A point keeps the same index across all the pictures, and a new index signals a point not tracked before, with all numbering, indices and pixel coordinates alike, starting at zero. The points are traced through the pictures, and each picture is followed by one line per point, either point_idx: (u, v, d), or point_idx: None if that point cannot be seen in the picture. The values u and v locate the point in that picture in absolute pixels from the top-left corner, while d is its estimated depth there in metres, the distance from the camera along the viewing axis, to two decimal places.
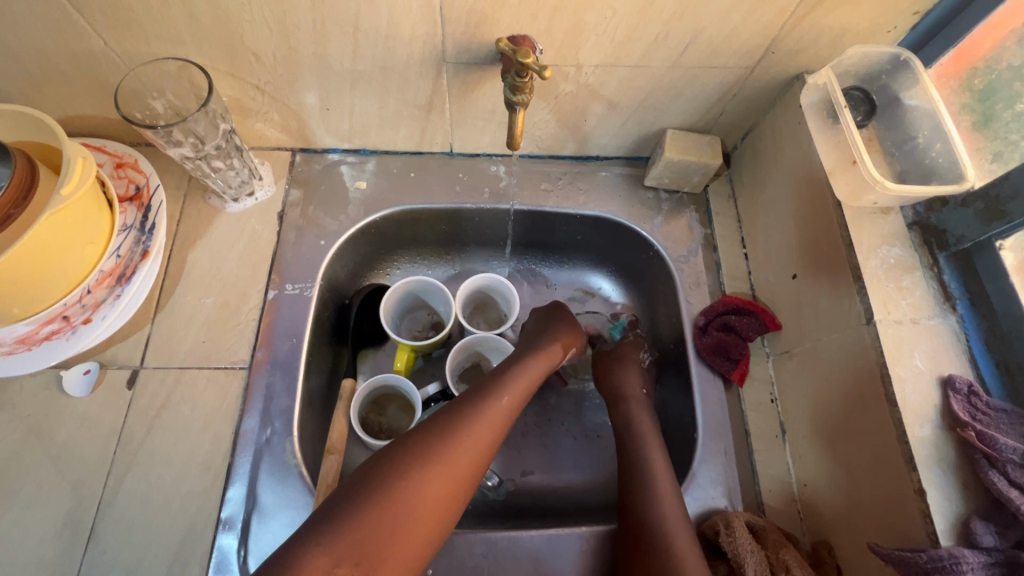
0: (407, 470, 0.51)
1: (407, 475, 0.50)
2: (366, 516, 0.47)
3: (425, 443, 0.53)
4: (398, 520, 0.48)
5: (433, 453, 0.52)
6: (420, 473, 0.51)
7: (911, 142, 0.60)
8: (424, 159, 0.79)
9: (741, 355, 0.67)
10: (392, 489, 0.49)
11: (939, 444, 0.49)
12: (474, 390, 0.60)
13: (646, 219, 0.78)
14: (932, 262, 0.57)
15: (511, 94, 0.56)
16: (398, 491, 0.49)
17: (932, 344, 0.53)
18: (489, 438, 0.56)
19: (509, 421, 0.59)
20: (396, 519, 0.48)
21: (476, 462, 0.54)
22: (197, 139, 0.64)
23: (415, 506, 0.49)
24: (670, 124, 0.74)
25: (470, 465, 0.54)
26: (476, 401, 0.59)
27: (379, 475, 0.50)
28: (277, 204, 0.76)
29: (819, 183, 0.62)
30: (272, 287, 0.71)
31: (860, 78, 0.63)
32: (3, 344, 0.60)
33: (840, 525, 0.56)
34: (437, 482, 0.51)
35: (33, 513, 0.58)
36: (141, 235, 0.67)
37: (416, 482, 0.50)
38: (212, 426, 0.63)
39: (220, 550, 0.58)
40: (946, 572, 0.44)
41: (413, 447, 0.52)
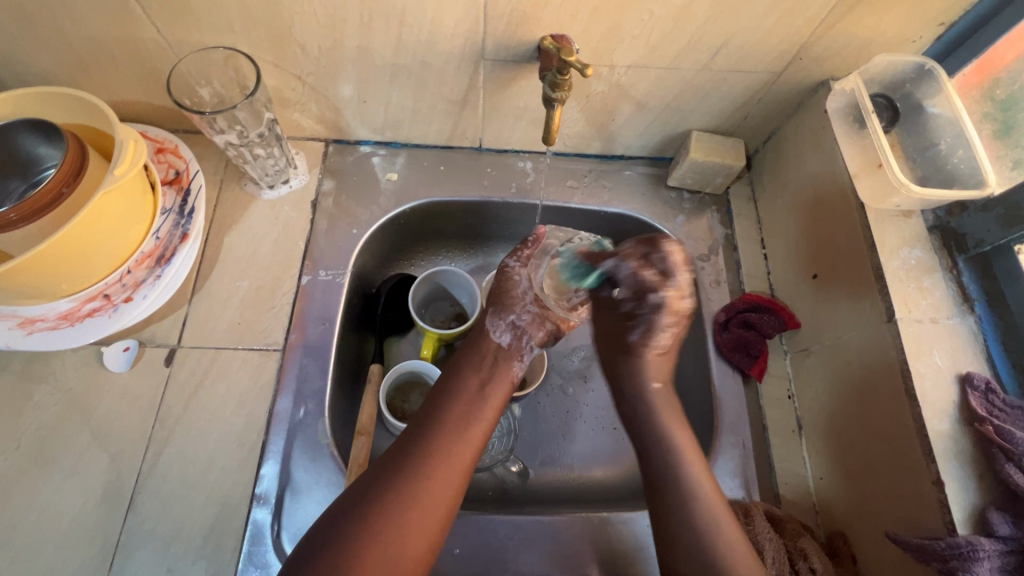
0: (371, 502, 0.50)
1: (371, 506, 0.50)
2: (340, 552, 0.48)
3: (383, 469, 0.53)
4: (368, 553, 0.48)
5: (391, 480, 0.52)
6: (383, 502, 0.50)
7: (933, 148, 0.62)
8: (454, 153, 0.81)
9: (761, 352, 0.69)
10: (359, 523, 0.49)
11: (957, 438, 0.51)
12: (427, 403, 0.59)
13: (668, 218, 0.80)
14: (952, 264, 0.59)
15: (551, 91, 0.59)
16: (363, 524, 0.49)
17: (951, 343, 0.55)
18: (450, 448, 0.55)
19: (469, 427, 0.57)
20: (365, 552, 0.48)
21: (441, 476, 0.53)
22: (241, 128, 0.67)
23: (382, 536, 0.49)
24: (695, 126, 0.76)
25: (434, 482, 0.53)
26: (431, 414, 0.58)
27: (345, 510, 0.50)
28: (310, 193, 0.78)
29: (841, 185, 0.64)
30: (305, 273, 0.73)
31: (885, 86, 0.64)
32: (47, 319, 0.61)
33: (855, 517, 0.58)
34: (399, 506, 0.50)
35: (74, 483, 0.60)
36: (180, 218, 0.69)
37: (379, 512, 0.50)
38: (247, 405, 0.65)
39: (254, 523, 0.60)
40: (964, 559, 0.45)
41: (376, 474, 0.53)
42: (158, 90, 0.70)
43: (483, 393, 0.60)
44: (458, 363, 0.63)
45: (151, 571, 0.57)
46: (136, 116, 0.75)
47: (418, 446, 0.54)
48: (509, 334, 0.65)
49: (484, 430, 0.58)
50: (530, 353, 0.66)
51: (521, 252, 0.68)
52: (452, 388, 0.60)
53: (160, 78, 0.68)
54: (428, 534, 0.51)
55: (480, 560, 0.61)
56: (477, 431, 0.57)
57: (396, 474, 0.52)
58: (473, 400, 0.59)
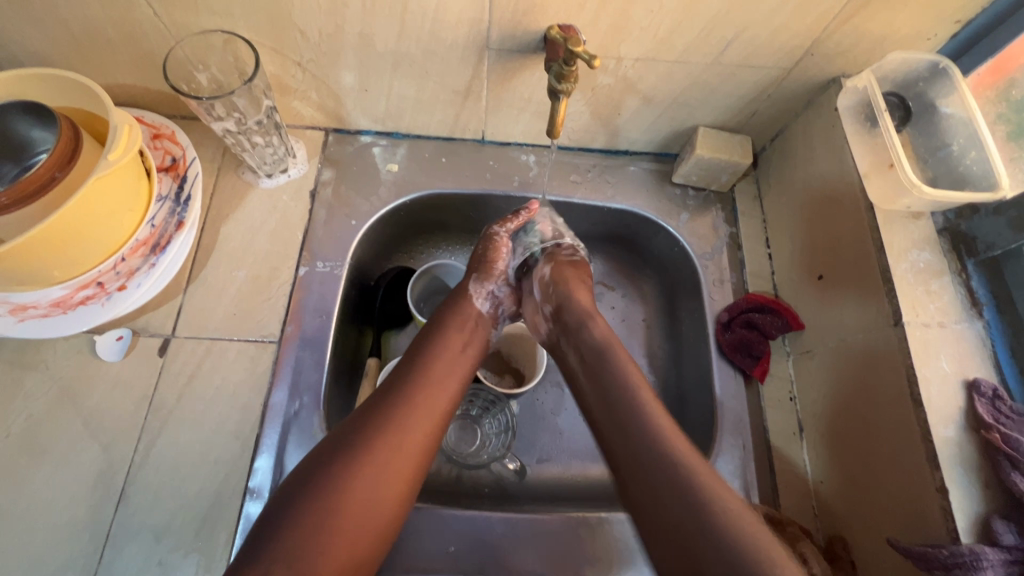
0: (352, 444, 0.50)
1: (352, 449, 0.50)
2: (319, 493, 0.47)
3: (365, 415, 0.53)
4: (348, 495, 0.48)
5: (373, 424, 0.52)
6: (365, 445, 0.50)
7: (946, 149, 0.60)
8: (456, 145, 0.80)
9: (763, 352, 0.68)
10: (341, 465, 0.49)
11: (963, 445, 0.50)
12: (408, 356, 0.60)
13: (672, 215, 0.79)
14: (961, 268, 0.58)
15: (556, 82, 0.57)
16: (343, 466, 0.49)
17: (958, 348, 0.54)
18: (430, 396, 0.56)
19: (449, 379, 0.58)
20: (344, 494, 0.48)
21: (420, 422, 0.54)
22: (239, 115, 0.65)
23: (362, 477, 0.49)
24: (702, 122, 0.74)
25: (414, 427, 0.53)
26: (412, 365, 0.59)
27: (326, 455, 0.50)
28: (310, 182, 0.76)
29: (850, 185, 0.63)
30: (303, 264, 0.72)
31: (897, 85, 0.63)
32: (38, 307, 0.60)
33: (856, 522, 0.58)
34: (380, 449, 0.51)
35: (64, 472, 0.59)
36: (176, 206, 0.68)
37: (359, 452, 0.50)
38: (241, 396, 0.64)
39: (247, 517, 0.59)
40: (967, 568, 0.45)
41: (358, 420, 0.53)
42: (155, 74, 0.68)
43: (463, 350, 0.62)
44: (441, 322, 0.64)
45: (141, 563, 0.57)
46: (133, 100, 0.73)
47: (399, 393, 0.55)
48: (488, 301, 0.69)
49: (462, 384, 0.60)
50: (502, 322, 0.71)
51: (508, 223, 0.72)
52: (433, 344, 0.61)
53: (156, 62, 0.66)
54: (406, 478, 0.51)
55: (475, 558, 0.60)
56: (455, 383, 0.59)
57: (378, 420, 0.52)
58: (452, 355, 0.61)
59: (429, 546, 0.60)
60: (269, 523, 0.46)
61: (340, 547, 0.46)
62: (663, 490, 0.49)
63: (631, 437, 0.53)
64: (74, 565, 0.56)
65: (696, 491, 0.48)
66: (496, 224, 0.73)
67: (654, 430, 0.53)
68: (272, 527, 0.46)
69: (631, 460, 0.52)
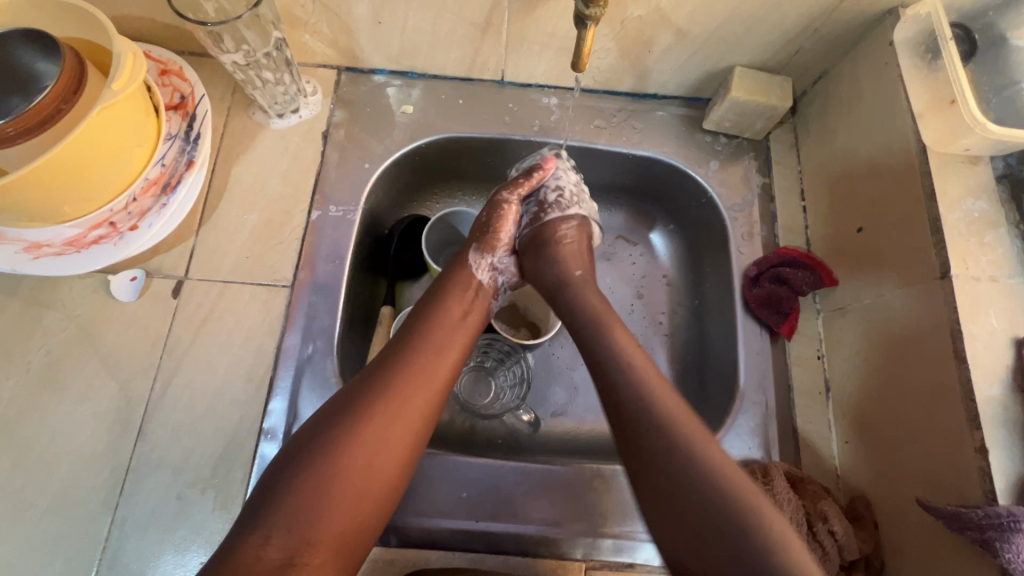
0: (347, 415, 0.49)
1: (347, 421, 0.48)
2: (312, 466, 0.46)
3: (357, 388, 0.51)
4: (341, 467, 0.47)
5: (368, 397, 0.50)
6: (355, 420, 0.49)
7: (1014, 87, 0.54)
8: (473, 86, 0.76)
9: (792, 309, 0.65)
10: (334, 439, 0.48)
11: (1008, 405, 0.47)
12: (408, 324, 0.57)
13: (702, 163, 0.74)
14: (1020, 219, 0.53)
15: (584, 8, 0.52)
16: (334, 439, 0.48)
17: (1010, 303, 0.50)
18: (424, 368, 0.53)
19: (446, 351, 0.55)
20: (337, 469, 0.47)
21: (414, 394, 0.51)
22: (248, 48, 0.62)
23: (354, 452, 0.47)
24: (739, 61, 0.69)
25: (411, 401, 0.51)
26: (410, 335, 0.56)
27: (317, 428, 0.49)
28: (322, 123, 0.73)
29: (901, 129, 0.58)
30: (315, 208, 0.70)
31: (963, 15, 0.56)
32: (51, 245, 0.59)
33: (882, 484, 0.56)
34: (373, 422, 0.49)
35: (84, 409, 0.60)
36: (185, 144, 0.66)
37: (354, 423, 0.48)
38: (255, 338, 0.64)
39: (262, 457, 0.59)
40: (1002, 530, 0.42)
41: (351, 394, 0.51)
42: (160, 4, 0.65)
43: (464, 319, 0.59)
44: (441, 290, 0.61)
45: (160, 497, 0.58)
46: (139, 34, 0.70)
47: (392, 364, 0.53)
48: (489, 274, 0.65)
49: (459, 354, 0.57)
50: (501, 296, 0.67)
51: (520, 187, 0.67)
52: (434, 312, 0.58)
53: None
54: (400, 452, 0.50)
55: (487, 504, 0.60)
56: (454, 355, 0.56)
57: (370, 392, 0.50)
58: (451, 325, 0.57)
59: (442, 490, 0.60)
60: (263, 495, 0.46)
61: (336, 519, 0.46)
62: (712, 511, 0.45)
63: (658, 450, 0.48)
64: (97, 496, 0.57)
65: (740, 508, 0.45)
66: (506, 191, 0.66)
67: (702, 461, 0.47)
68: (265, 498, 0.45)
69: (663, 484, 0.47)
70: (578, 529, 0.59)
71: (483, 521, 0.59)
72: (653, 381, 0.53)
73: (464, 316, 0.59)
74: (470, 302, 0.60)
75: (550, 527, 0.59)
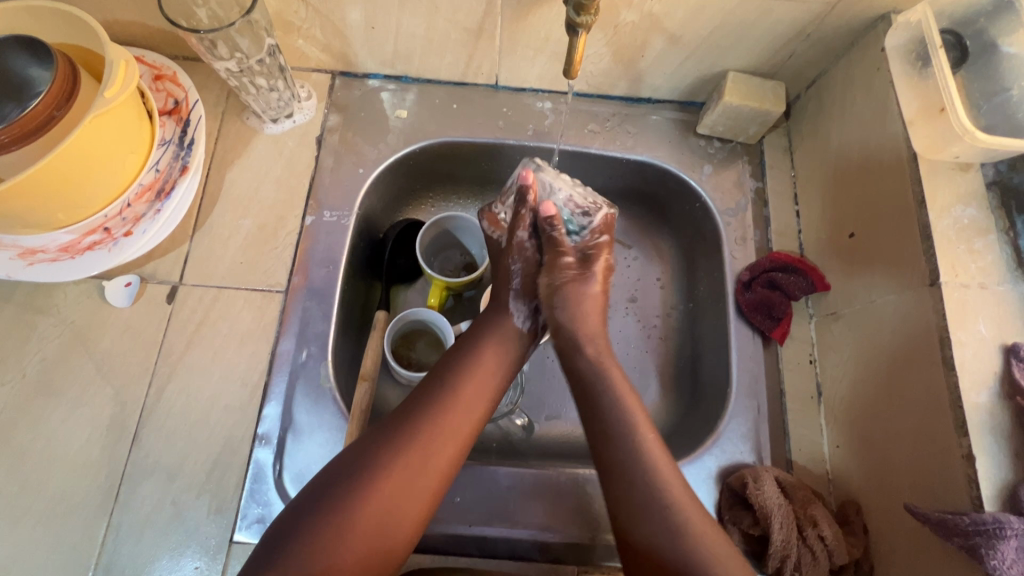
0: (369, 469, 0.49)
1: (372, 476, 0.49)
2: (332, 520, 0.47)
3: (381, 439, 0.51)
4: (362, 523, 0.47)
5: (392, 452, 0.50)
6: (378, 475, 0.49)
7: (1003, 94, 0.55)
8: (467, 90, 0.76)
9: (784, 314, 0.65)
10: (356, 490, 0.48)
11: (995, 412, 0.47)
12: (436, 374, 0.57)
13: (695, 167, 0.74)
14: (1010, 225, 0.53)
15: (575, 15, 0.52)
16: (358, 493, 0.48)
17: (998, 310, 0.50)
18: (450, 423, 0.53)
19: (475, 404, 0.55)
20: (357, 525, 0.47)
21: (438, 451, 0.52)
22: (242, 56, 0.62)
23: (376, 507, 0.48)
24: (733, 66, 0.69)
25: (434, 461, 0.51)
26: (438, 386, 0.55)
27: (341, 478, 0.49)
28: (316, 128, 0.74)
29: (893, 135, 0.58)
30: (310, 213, 0.70)
31: (954, 21, 0.57)
32: (46, 251, 0.60)
33: (871, 489, 0.56)
34: (396, 478, 0.49)
35: (79, 415, 0.60)
36: (179, 150, 0.66)
37: (377, 479, 0.49)
38: (249, 344, 0.64)
39: (257, 462, 0.60)
40: (987, 536, 0.43)
41: (374, 443, 0.51)
42: (153, 9, 0.65)
43: (495, 373, 0.58)
44: (473, 338, 0.60)
45: (156, 503, 0.58)
46: (133, 39, 0.70)
47: (418, 418, 0.52)
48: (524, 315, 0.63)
49: (486, 408, 0.56)
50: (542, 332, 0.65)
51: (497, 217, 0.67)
52: (463, 362, 0.58)
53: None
54: (421, 509, 0.50)
55: (481, 509, 0.61)
56: (480, 413, 0.55)
57: (394, 446, 0.51)
58: (482, 378, 0.57)
59: None
60: (280, 539, 0.46)
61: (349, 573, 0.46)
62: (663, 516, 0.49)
63: (636, 483, 0.50)
64: (92, 502, 0.58)
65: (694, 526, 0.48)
66: (484, 220, 0.67)
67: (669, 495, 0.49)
68: (282, 544, 0.46)
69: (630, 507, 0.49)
70: (571, 534, 0.60)
71: (477, 526, 0.60)
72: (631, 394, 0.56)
73: (494, 371, 0.58)
74: (500, 355, 0.59)
75: (543, 532, 0.60)
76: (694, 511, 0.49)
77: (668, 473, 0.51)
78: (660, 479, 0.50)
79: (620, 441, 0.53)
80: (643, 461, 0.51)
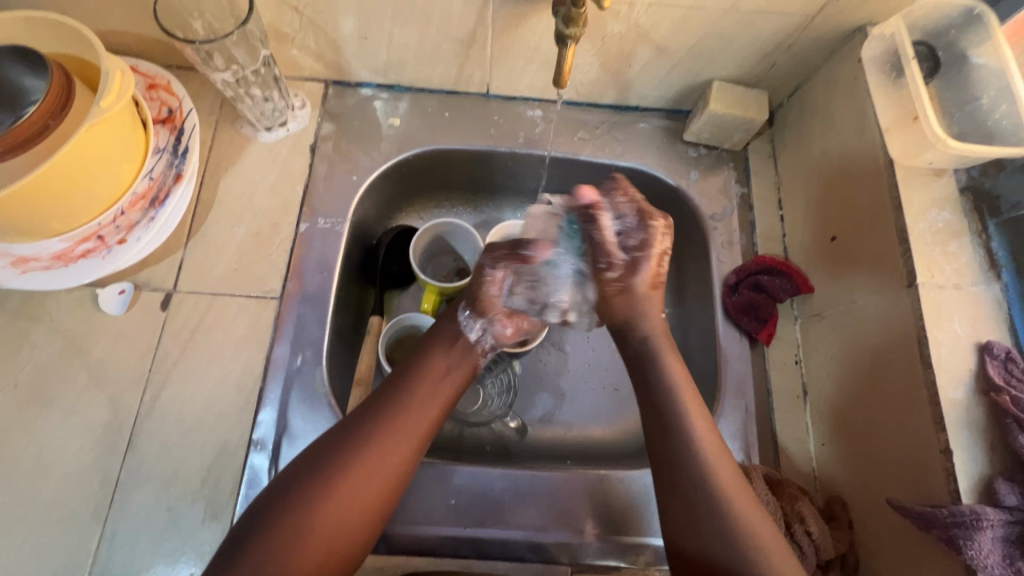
0: (315, 483, 0.49)
1: (312, 489, 0.49)
2: (278, 530, 0.47)
3: (329, 450, 0.51)
4: (308, 533, 0.47)
5: (336, 465, 0.50)
6: (319, 488, 0.49)
7: (974, 103, 0.57)
8: (459, 99, 0.77)
9: (770, 316, 0.67)
10: (297, 506, 0.48)
11: (971, 407, 0.49)
12: (391, 382, 0.56)
13: (682, 173, 0.76)
14: (982, 228, 0.56)
15: (564, 27, 0.54)
16: (306, 505, 0.48)
17: (972, 309, 0.52)
18: (402, 434, 0.53)
19: (425, 419, 0.55)
20: (302, 535, 0.47)
21: (386, 462, 0.51)
22: (238, 67, 0.63)
23: (322, 519, 0.48)
24: (717, 75, 0.71)
25: (377, 475, 0.51)
26: (389, 396, 0.55)
27: (291, 491, 0.49)
28: (309, 136, 0.74)
29: (871, 142, 0.60)
30: (304, 220, 0.71)
31: (927, 33, 0.59)
32: (39, 259, 0.60)
33: (855, 484, 0.58)
34: (345, 492, 0.49)
35: (72, 423, 0.60)
36: (173, 158, 0.66)
37: (320, 492, 0.49)
38: (244, 351, 0.64)
39: (252, 468, 0.60)
40: (965, 527, 0.45)
41: (322, 454, 0.51)
42: (148, 19, 0.66)
43: (449, 380, 0.57)
44: (426, 346, 0.59)
45: (150, 509, 0.58)
46: (127, 48, 0.71)
47: (367, 428, 0.52)
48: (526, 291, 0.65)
49: (438, 415, 0.56)
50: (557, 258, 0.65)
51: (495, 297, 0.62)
52: (415, 371, 0.57)
53: (147, 6, 0.64)
54: (366, 520, 0.50)
55: (475, 510, 0.61)
56: (428, 426, 0.55)
57: (342, 460, 0.50)
58: (433, 387, 0.56)
59: (429, 498, 0.61)
60: (231, 550, 0.46)
61: None
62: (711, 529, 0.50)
63: (677, 457, 0.53)
64: (86, 509, 0.58)
65: (734, 534, 0.49)
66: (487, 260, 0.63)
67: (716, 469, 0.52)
68: (233, 558, 0.46)
69: (689, 522, 0.51)
70: (564, 534, 0.61)
71: (471, 527, 0.61)
72: (688, 400, 0.56)
73: (441, 383, 0.57)
74: (452, 367, 0.58)
75: (537, 532, 0.61)
76: (725, 465, 0.52)
77: (709, 438, 0.54)
78: (699, 448, 0.53)
79: (671, 421, 0.55)
80: (693, 433, 0.54)
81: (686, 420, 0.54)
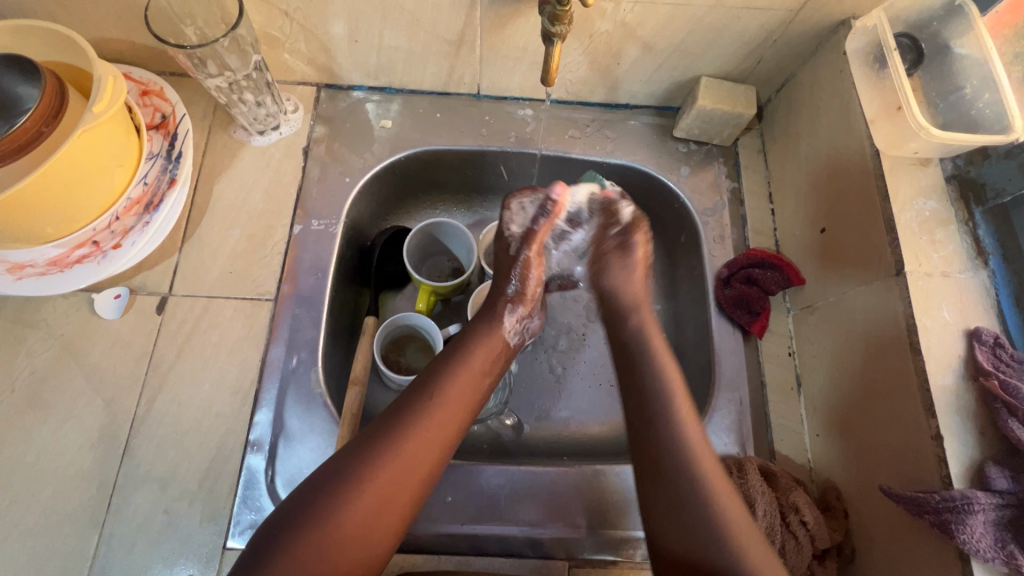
0: (350, 474, 0.49)
1: (347, 479, 0.49)
2: (315, 521, 0.47)
3: (365, 444, 0.51)
4: (339, 529, 0.47)
5: (372, 455, 0.50)
6: (354, 478, 0.49)
7: (958, 93, 0.57)
8: (450, 100, 0.78)
9: (762, 308, 0.67)
10: (334, 495, 0.48)
11: (961, 393, 0.49)
12: (425, 376, 0.57)
13: (673, 169, 0.77)
14: (968, 216, 0.57)
15: (550, 25, 0.55)
16: (339, 500, 0.48)
17: (961, 296, 0.53)
18: (437, 429, 0.53)
19: (459, 413, 0.55)
20: (333, 531, 0.47)
21: (425, 451, 0.52)
22: (231, 73, 0.64)
23: (359, 507, 0.48)
24: (705, 72, 0.72)
25: (416, 467, 0.51)
26: (425, 389, 0.55)
27: (324, 482, 0.49)
28: (302, 139, 0.75)
29: (857, 134, 0.61)
30: (297, 222, 0.71)
31: (910, 25, 0.60)
32: (35, 265, 0.60)
33: (850, 474, 0.58)
34: (380, 485, 0.49)
35: (69, 429, 0.60)
36: (167, 163, 0.66)
37: (355, 482, 0.49)
38: (240, 353, 0.65)
39: (249, 469, 0.60)
40: (957, 512, 0.45)
41: (358, 446, 0.51)
42: (140, 27, 0.66)
43: (482, 376, 0.58)
44: (461, 343, 0.60)
45: (148, 513, 0.58)
46: (120, 56, 0.72)
47: (405, 421, 0.52)
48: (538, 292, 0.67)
49: (471, 410, 0.57)
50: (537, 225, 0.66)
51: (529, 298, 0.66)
52: (449, 366, 0.57)
53: (140, 14, 0.64)
54: (402, 509, 0.50)
55: (473, 508, 0.62)
56: (463, 418, 0.56)
57: (377, 452, 0.50)
58: (467, 380, 0.57)
59: (427, 496, 0.62)
60: (261, 545, 0.47)
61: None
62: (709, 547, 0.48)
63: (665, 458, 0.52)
64: (84, 512, 0.58)
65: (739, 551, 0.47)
66: (524, 246, 0.66)
67: (703, 472, 0.51)
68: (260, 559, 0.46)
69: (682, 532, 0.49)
70: (561, 528, 0.61)
71: (469, 524, 0.61)
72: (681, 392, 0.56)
73: (474, 380, 0.58)
74: (486, 363, 0.59)
75: (535, 528, 0.61)
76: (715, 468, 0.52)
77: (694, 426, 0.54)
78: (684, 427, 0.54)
79: (661, 419, 0.55)
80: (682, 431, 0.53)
81: (675, 428, 0.54)
